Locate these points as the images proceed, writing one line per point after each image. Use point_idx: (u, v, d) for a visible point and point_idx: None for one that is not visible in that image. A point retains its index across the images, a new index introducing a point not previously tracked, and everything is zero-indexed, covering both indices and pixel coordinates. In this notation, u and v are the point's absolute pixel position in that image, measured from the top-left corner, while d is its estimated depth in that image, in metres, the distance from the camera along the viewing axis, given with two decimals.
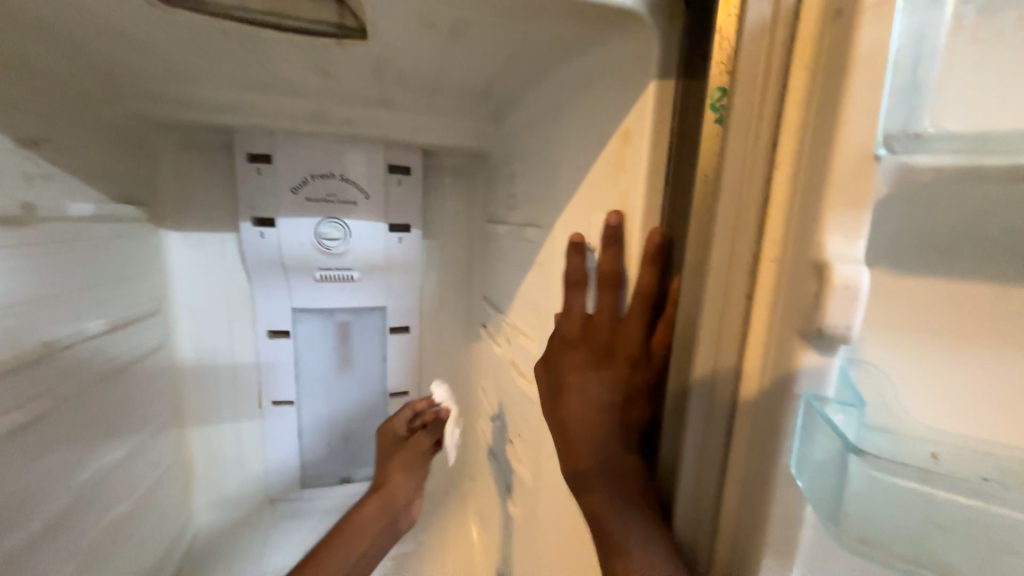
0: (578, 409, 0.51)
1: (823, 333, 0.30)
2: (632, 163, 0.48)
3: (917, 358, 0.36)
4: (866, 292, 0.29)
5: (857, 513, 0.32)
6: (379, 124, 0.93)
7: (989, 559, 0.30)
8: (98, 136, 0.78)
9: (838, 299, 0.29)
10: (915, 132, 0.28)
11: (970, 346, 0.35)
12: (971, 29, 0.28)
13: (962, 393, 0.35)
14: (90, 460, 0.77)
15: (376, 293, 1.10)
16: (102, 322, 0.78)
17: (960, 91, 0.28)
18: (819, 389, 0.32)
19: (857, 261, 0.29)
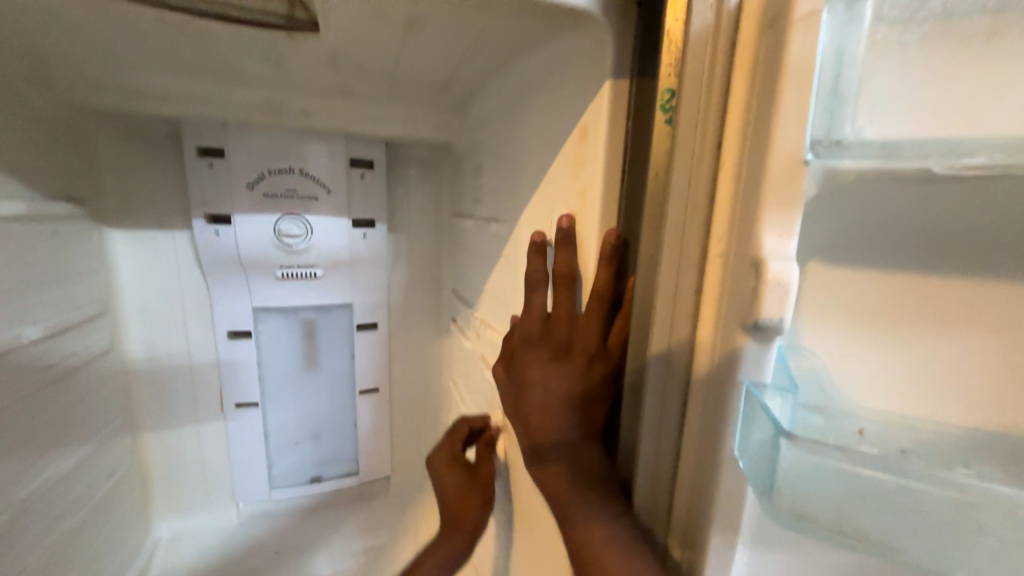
0: (539, 405, 0.52)
1: (759, 325, 0.31)
2: (590, 161, 0.49)
3: (849, 347, 0.39)
4: (796, 288, 0.30)
5: (790, 489, 0.34)
6: (338, 116, 0.90)
7: (903, 524, 0.32)
8: (28, 128, 0.73)
9: (771, 295, 0.30)
10: (837, 139, 0.30)
11: (892, 334, 0.38)
12: (887, 42, 0.30)
13: (887, 376, 0.38)
14: (36, 471, 0.73)
15: (342, 290, 1.08)
16: (40, 328, 0.74)
17: (875, 101, 0.30)
18: (758, 377, 0.34)
19: (789, 257, 0.31)
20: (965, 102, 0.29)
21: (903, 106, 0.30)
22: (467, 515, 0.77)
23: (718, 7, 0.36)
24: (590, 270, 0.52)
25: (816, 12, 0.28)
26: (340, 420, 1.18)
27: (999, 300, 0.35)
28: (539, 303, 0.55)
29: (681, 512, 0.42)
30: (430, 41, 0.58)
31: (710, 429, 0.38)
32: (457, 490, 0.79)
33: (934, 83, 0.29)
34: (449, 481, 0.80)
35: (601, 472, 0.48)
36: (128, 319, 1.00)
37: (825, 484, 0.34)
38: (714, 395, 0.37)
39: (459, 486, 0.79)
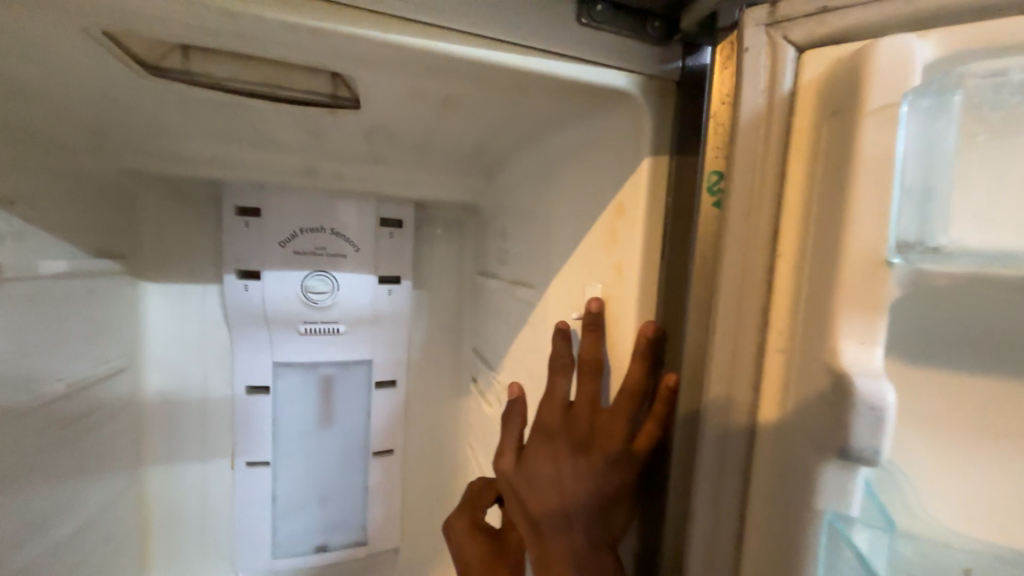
0: (548, 504, 0.48)
1: (847, 452, 0.28)
2: (626, 238, 0.48)
3: (934, 465, 0.33)
4: (893, 408, 0.27)
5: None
6: (371, 179, 0.93)
7: None
8: (82, 191, 0.77)
9: (863, 418, 0.27)
10: (933, 245, 0.28)
11: (991, 450, 0.32)
12: (988, 137, 0.28)
13: (992, 503, 0.32)
14: (39, 537, 0.70)
15: (362, 346, 1.06)
16: (63, 384, 0.73)
17: (983, 202, 0.28)
18: (842, 508, 0.30)
19: (878, 371, 0.27)
20: None
21: (987, 198, 0.28)
22: None
23: (769, 92, 0.34)
24: (619, 360, 0.50)
25: (892, 105, 0.26)
26: (351, 483, 1.12)
27: None
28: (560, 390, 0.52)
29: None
30: (464, 117, 0.59)
31: (776, 551, 0.33)
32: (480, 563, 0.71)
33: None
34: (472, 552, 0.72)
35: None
36: (149, 371, 0.99)
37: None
38: (783, 515, 0.32)
39: (485, 558, 0.70)
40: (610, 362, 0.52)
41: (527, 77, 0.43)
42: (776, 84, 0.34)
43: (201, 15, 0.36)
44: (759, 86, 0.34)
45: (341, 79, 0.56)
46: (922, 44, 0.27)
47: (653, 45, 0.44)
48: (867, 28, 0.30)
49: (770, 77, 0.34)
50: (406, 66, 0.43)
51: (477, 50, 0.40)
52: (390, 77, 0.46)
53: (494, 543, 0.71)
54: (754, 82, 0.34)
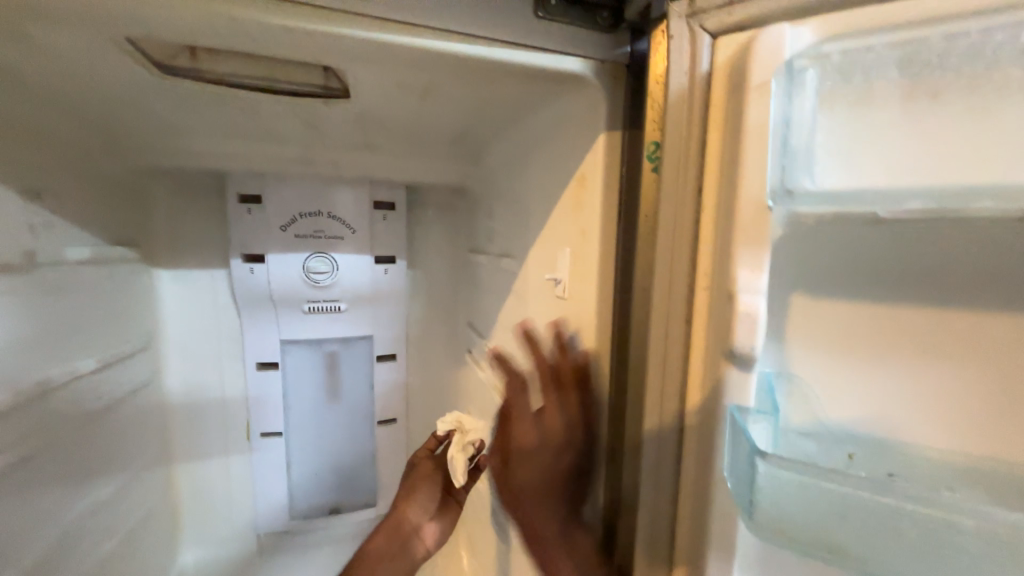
0: (537, 510, 0.56)
1: (738, 352, 0.36)
2: (588, 206, 0.55)
3: (857, 380, 0.39)
4: (764, 319, 0.35)
5: (788, 509, 0.37)
6: (363, 165, 0.99)
7: (940, 555, 0.33)
8: (97, 184, 0.83)
9: (743, 326, 0.35)
10: (788, 188, 0.34)
11: (904, 370, 0.38)
12: (828, 105, 0.35)
13: (902, 415, 0.38)
14: (82, 497, 0.78)
15: (364, 323, 1.15)
16: (93, 360, 0.81)
17: (821, 161, 0.35)
18: (741, 402, 0.39)
19: (757, 291, 0.35)
20: (889, 160, 0.33)
21: (826, 157, 0.35)
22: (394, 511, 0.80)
23: (691, 73, 0.41)
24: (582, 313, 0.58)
25: (768, 83, 0.34)
26: (359, 452, 1.21)
27: (989, 330, 0.35)
28: (526, 415, 0.58)
29: (686, 536, 0.45)
30: (445, 103, 0.65)
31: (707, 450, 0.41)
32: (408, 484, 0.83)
33: (862, 133, 0.34)
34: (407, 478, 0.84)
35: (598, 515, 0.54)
36: (167, 352, 1.07)
37: (811, 506, 0.37)
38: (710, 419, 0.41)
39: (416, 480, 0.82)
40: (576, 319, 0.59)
41: (496, 66, 0.49)
42: (696, 66, 0.40)
43: (213, 22, 0.42)
44: (683, 68, 0.41)
45: (331, 70, 0.62)
46: (797, 31, 0.34)
47: (604, 34, 0.50)
48: (761, 18, 0.37)
49: (692, 59, 0.41)
50: (391, 60, 0.49)
51: (451, 45, 0.46)
52: (376, 69, 0.52)
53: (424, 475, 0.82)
54: (679, 65, 0.41)
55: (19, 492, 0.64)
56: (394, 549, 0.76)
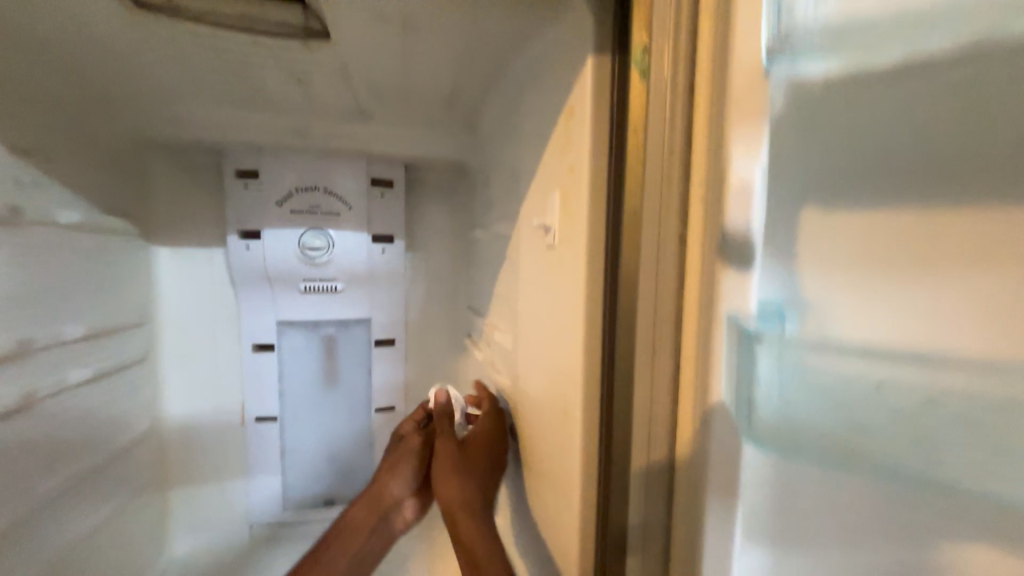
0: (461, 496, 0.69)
1: (729, 235, 0.33)
2: (576, 136, 0.51)
3: (899, 297, 0.32)
4: (762, 190, 0.32)
5: (792, 415, 0.33)
6: (360, 137, 0.98)
7: (983, 455, 0.29)
8: (91, 151, 0.83)
9: (736, 198, 0.33)
10: (786, 32, 0.30)
11: (960, 282, 0.30)
12: None
13: (957, 336, 0.31)
14: (65, 466, 0.76)
15: (361, 305, 1.12)
16: (82, 327, 0.79)
17: None
18: (742, 311, 0.33)
19: (758, 162, 0.32)
20: None
21: None
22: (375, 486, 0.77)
23: None
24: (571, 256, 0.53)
25: None
26: (356, 440, 1.17)
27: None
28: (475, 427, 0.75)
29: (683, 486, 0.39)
30: (430, 47, 0.63)
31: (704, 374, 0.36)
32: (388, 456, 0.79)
33: None
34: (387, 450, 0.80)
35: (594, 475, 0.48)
36: (164, 331, 1.06)
37: (816, 407, 0.33)
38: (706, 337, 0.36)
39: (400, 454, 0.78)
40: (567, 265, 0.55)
41: None
42: None
43: None
44: None
45: (311, 11, 0.60)
46: None
47: None
48: None
49: None
50: None
51: None
52: None
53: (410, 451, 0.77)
54: None
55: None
56: (374, 522, 0.76)
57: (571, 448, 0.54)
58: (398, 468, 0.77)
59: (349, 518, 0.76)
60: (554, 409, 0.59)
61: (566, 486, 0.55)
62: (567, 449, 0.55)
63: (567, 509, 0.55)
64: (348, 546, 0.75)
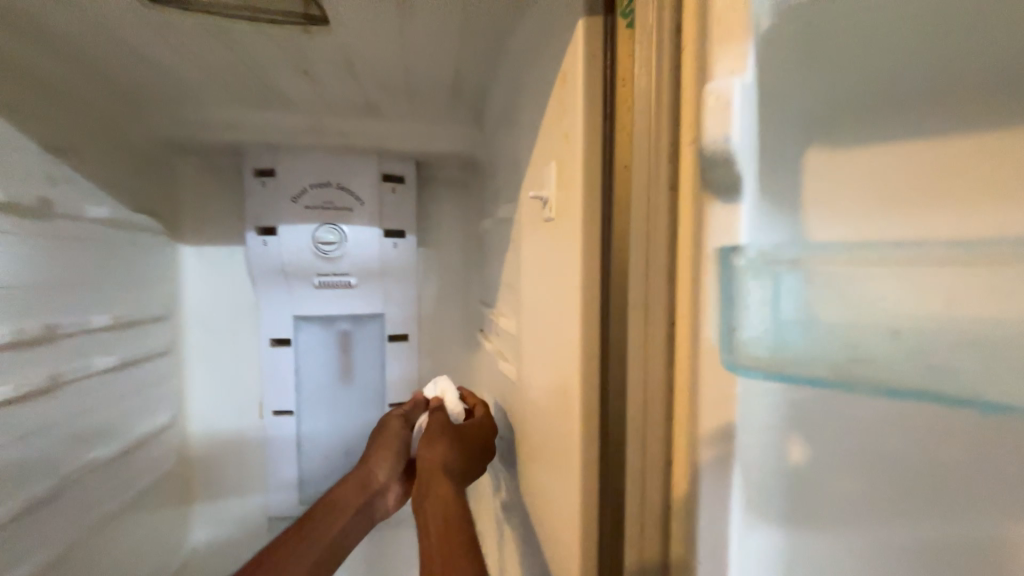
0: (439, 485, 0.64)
1: (707, 151, 0.29)
2: (569, 100, 0.50)
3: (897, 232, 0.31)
4: (744, 106, 0.28)
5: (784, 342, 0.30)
6: (371, 133, 1.01)
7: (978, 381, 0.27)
8: (119, 151, 0.88)
9: (715, 114, 0.28)
10: None
11: (967, 214, 0.30)
12: None
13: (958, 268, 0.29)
14: (90, 450, 0.79)
15: (374, 300, 1.13)
16: (108, 317, 0.83)
17: None
18: (734, 243, 0.30)
19: (734, 80, 0.28)
20: None
21: None
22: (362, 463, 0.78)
23: None
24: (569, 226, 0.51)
25: None
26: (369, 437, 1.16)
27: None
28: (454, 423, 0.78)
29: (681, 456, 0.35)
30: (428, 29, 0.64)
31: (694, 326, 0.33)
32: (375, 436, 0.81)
33: None
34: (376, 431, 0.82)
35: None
36: (188, 326, 1.10)
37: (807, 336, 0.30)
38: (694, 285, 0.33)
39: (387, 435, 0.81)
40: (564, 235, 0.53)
41: None
42: None
43: None
44: None
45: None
46: None
47: None
48: None
49: None
50: None
51: None
52: None
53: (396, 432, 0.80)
54: None
55: (20, 427, 0.65)
56: (360, 502, 0.75)
57: (571, 425, 0.50)
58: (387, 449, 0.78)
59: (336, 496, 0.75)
60: (555, 387, 0.56)
61: (566, 473, 0.52)
62: (567, 427, 0.52)
63: (568, 492, 0.51)
64: (333, 522, 0.72)
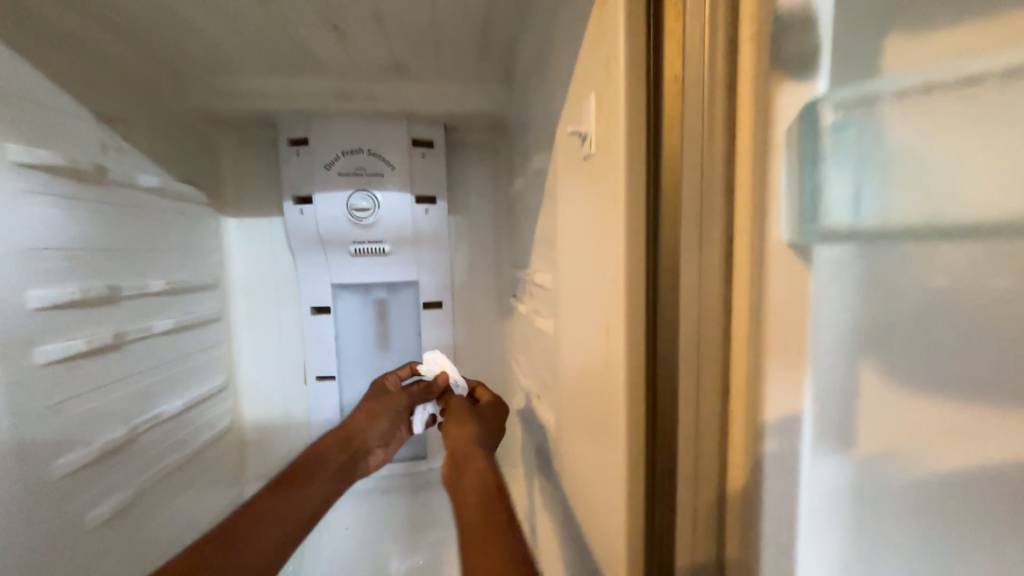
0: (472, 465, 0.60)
1: (784, 51, 0.32)
2: (609, 20, 0.46)
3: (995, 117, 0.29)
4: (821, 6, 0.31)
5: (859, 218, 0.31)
6: (399, 96, 1.00)
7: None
8: (162, 123, 0.91)
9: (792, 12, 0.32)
10: None
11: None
12: None
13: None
14: (152, 405, 0.84)
15: (408, 267, 1.14)
16: (163, 282, 0.88)
17: None
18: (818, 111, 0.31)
19: None
20: None
21: None
22: (354, 428, 0.86)
23: None
24: (608, 160, 0.49)
25: None
26: None
27: None
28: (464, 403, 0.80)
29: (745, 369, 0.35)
30: None
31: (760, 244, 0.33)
32: (368, 405, 0.89)
33: None
34: (369, 401, 0.90)
35: (637, 388, 0.43)
36: (233, 295, 1.14)
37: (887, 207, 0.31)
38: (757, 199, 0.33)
39: (380, 403, 0.89)
40: (603, 172, 0.51)
41: None
42: None
43: None
44: None
45: None
46: None
47: None
48: None
49: None
50: None
51: None
52: None
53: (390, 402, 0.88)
54: None
55: (91, 379, 0.70)
56: (342, 460, 0.84)
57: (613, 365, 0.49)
58: (375, 416, 0.88)
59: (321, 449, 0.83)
60: (596, 331, 0.54)
61: (608, 416, 0.51)
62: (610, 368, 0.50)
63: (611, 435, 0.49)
64: (317, 475, 0.81)
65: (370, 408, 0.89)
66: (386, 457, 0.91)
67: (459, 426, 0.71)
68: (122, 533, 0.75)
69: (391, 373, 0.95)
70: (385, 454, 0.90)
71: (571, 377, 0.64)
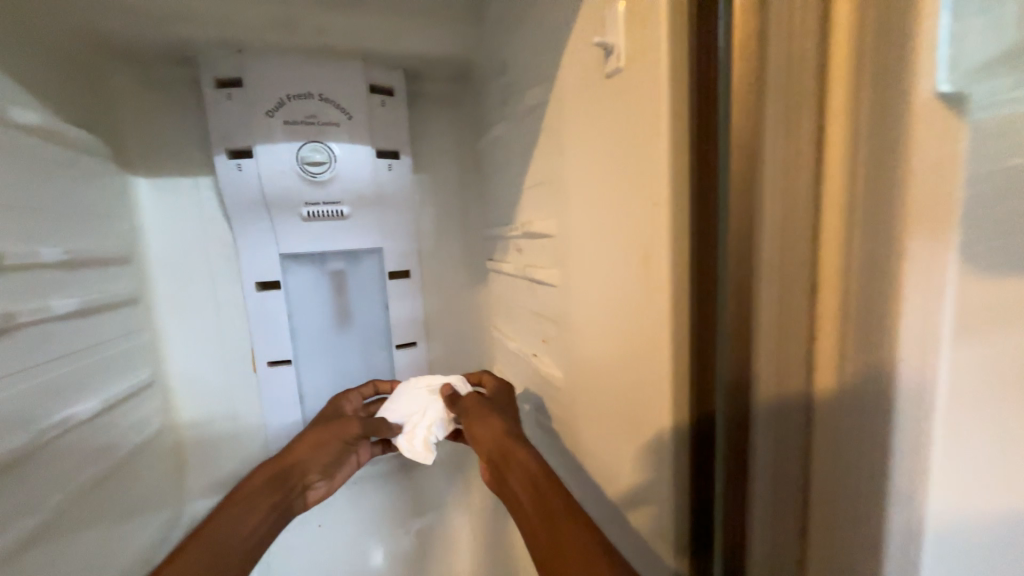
0: (517, 462, 0.66)
1: None
2: None
3: None
4: None
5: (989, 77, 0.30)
6: (354, 29, 0.85)
7: None
8: (37, 46, 0.70)
9: None
10: None
11: None
12: None
13: None
14: (58, 407, 0.66)
15: (371, 231, 1.02)
16: (60, 252, 0.69)
17: None
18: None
19: None
20: None
21: None
22: (293, 458, 0.81)
23: None
24: (643, 72, 0.45)
25: None
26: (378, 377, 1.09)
27: None
28: (472, 396, 0.79)
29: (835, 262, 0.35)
30: None
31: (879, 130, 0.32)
32: (313, 433, 0.84)
33: None
34: (313, 429, 0.85)
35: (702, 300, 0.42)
36: (152, 271, 0.95)
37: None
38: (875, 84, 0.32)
39: (324, 434, 0.84)
40: (633, 87, 0.47)
41: None
42: None
43: None
44: None
45: None
46: None
47: None
48: None
49: None
50: None
51: None
52: None
53: (336, 431, 0.84)
54: None
55: None
56: (277, 496, 0.78)
57: (660, 291, 0.46)
58: (320, 446, 0.83)
59: (252, 487, 0.77)
60: (626, 264, 0.51)
61: (654, 346, 0.48)
62: (652, 295, 0.48)
63: (659, 361, 0.47)
64: (249, 516, 0.73)
65: (314, 437, 0.84)
66: (328, 489, 0.86)
67: (484, 423, 0.73)
68: (37, 566, 0.59)
69: (347, 396, 0.90)
70: (328, 487, 0.85)
71: (588, 320, 0.61)
